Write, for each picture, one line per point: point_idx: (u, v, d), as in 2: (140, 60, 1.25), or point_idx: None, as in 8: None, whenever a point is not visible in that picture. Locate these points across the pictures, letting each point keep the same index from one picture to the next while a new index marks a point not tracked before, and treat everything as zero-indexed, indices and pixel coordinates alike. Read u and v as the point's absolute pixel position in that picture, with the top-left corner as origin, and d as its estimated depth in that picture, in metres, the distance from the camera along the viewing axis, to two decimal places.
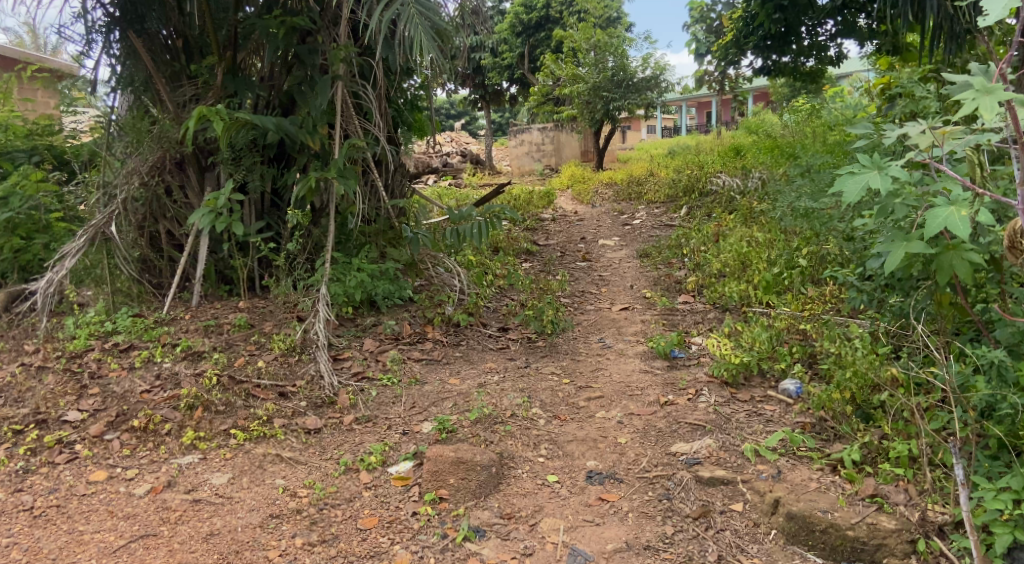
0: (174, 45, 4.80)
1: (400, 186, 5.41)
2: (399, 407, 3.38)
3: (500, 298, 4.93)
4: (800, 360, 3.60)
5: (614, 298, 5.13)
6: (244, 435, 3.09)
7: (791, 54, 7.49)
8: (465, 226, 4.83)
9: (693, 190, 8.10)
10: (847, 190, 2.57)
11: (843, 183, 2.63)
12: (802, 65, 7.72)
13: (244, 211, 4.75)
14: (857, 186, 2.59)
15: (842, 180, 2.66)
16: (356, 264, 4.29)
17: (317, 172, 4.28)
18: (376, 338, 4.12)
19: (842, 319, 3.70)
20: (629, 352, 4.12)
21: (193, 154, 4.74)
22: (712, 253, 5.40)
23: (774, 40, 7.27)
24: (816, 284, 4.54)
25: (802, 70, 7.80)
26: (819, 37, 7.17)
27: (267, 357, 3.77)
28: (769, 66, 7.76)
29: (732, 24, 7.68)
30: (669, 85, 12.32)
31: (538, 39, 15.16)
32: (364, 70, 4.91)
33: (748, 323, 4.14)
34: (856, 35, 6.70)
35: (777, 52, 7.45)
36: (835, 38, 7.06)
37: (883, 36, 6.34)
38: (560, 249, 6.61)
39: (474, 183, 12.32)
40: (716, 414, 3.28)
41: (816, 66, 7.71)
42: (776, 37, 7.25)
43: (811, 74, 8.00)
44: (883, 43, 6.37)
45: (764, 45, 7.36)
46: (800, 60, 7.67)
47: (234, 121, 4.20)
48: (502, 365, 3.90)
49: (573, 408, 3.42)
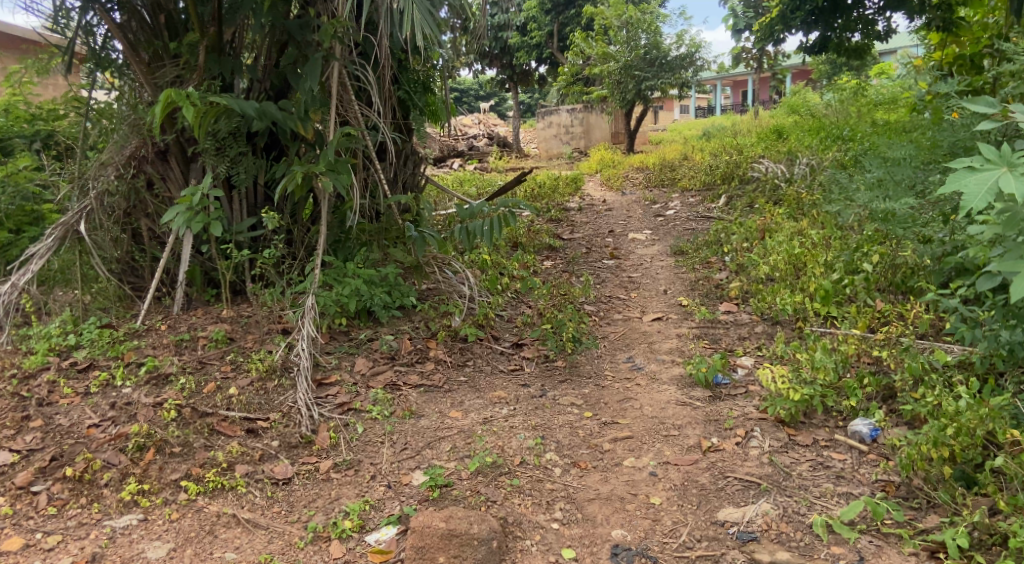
0: (155, 21, 4.18)
1: (409, 178, 4.86)
2: (388, 450, 2.84)
3: (517, 305, 4.37)
4: (873, 395, 3.01)
5: (645, 305, 4.53)
6: (197, 488, 2.59)
7: (837, 31, 6.72)
8: (477, 224, 4.21)
9: (732, 177, 7.40)
10: (970, 192, 2.20)
11: (964, 183, 2.26)
12: (848, 41, 6.91)
13: (233, 207, 4.21)
14: (983, 187, 2.22)
15: (962, 177, 2.30)
16: (350, 269, 3.75)
17: (304, 167, 3.73)
18: (371, 356, 3.57)
19: (925, 348, 3.11)
20: (663, 376, 3.51)
21: (176, 142, 4.17)
22: (759, 254, 4.74)
23: (822, 15, 6.54)
24: (885, 296, 3.91)
25: (847, 48, 6.99)
26: (866, 11, 6.42)
27: (240, 382, 3.22)
28: (813, 44, 7.00)
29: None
30: (705, 64, 11.57)
31: (568, 17, 14.40)
32: (366, 48, 4.35)
33: (806, 343, 3.51)
34: (904, 9, 5.82)
35: (822, 28, 6.69)
36: (883, 12, 6.29)
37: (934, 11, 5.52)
38: (586, 244, 6.00)
39: (500, 168, 11.76)
40: (774, 467, 2.69)
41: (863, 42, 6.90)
42: (822, 11, 6.52)
43: (857, 50, 7.06)
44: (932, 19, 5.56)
45: (809, 20, 6.63)
46: (846, 36, 6.83)
47: (210, 107, 3.67)
48: (514, 393, 3.33)
49: (596, 453, 2.85)
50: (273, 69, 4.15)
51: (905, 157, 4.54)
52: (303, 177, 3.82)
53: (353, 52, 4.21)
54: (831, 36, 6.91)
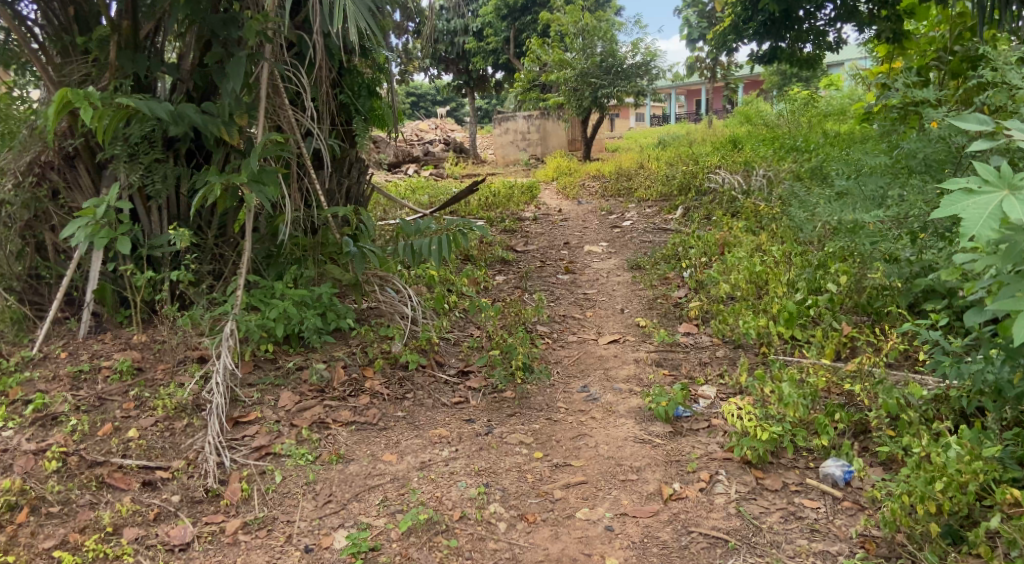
0: (64, 12, 3.67)
1: (351, 189, 4.48)
2: (309, 504, 2.52)
3: (464, 327, 4.04)
4: (845, 431, 2.77)
5: (601, 326, 4.24)
6: (72, 557, 2.27)
7: (789, 40, 6.53)
8: (421, 240, 3.83)
9: (689, 188, 7.17)
10: (970, 219, 1.97)
11: (962, 208, 2.03)
12: (799, 53, 6.74)
13: (151, 218, 3.73)
14: (984, 213, 1.99)
15: (960, 200, 2.06)
16: (276, 290, 3.36)
17: (224, 176, 3.33)
18: (298, 389, 3.20)
19: (901, 382, 2.88)
20: (619, 408, 3.21)
21: (85, 146, 3.65)
22: (719, 270, 4.49)
23: (773, 26, 6.36)
24: (849, 318, 3.68)
25: (798, 57, 6.82)
26: (818, 21, 6.21)
27: (143, 423, 2.87)
28: (766, 54, 6.81)
29: (730, 8, 6.78)
30: (660, 72, 11.37)
31: (525, 23, 14.10)
32: (301, 46, 3.95)
33: (771, 371, 3.26)
34: (853, 21, 5.69)
35: (774, 38, 6.51)
36: (835, 23, 6.12)
37: (884, 22, 5.56)
38: (540, 257, 5.70)
39: (455, 174, 11.44)
40: (742, 520, 2.43)
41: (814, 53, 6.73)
42: (775, 21, 6.30)
43: (810, 61, 6.95)
44: (882, 31, 5.61)
45: (763, 30, 6.44)
46: (799, 47, 6.66)
47: (117, 109, 3.24)
48: (457, 431, 2.99)
49: (546, 503, 2.54)
50: (196, 67, 3.71)
51: (872, 169, 4.31)
52: (225, 188, 3.42)
53: (285, 51, 3.81)
54: (783, 45, 6.72)
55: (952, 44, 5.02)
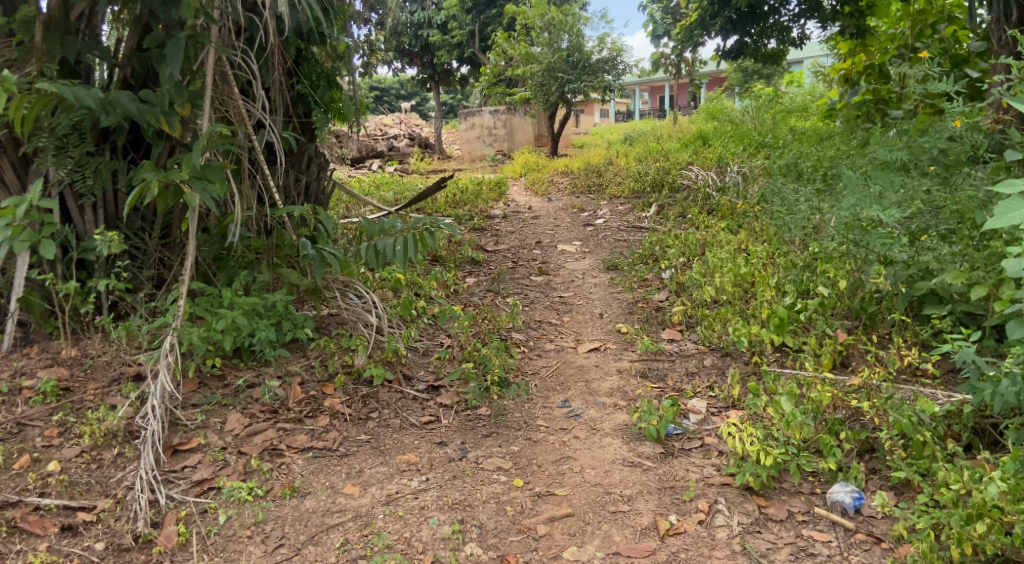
0: None
1: (309, 186, 4.12)
2: (259, 549, 2.23)
3: (433, 335, 3.72)
4: (854, 452, 2.53)
5: (579, 333, 3.96)
6: None
7: (753, 36, 6.29)
8: (386, 241, 3.45)
9: (662, 185, 6.91)
10: None
11: None
12: (764, 47, 6.51)
13: (84, 217, 3.35)
14: None
15: None
16: (223, 300, 3.00)
17: (163, 173, 2.95)
18: (247, 410, 2.86)
19: (912, 397, 2.64)
20: (604, 426, 2.93)
21: (9, 139, 3.25)
22: (702, 271, 4.23)
23: (739, 19, 6.09)
24: (844, 323, 3.46)
25: (763, 53, 6.59)
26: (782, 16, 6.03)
27: (67, 454, 2.52)
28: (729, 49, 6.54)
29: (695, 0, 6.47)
30: (626, 68, 11.15)
31: (490, 16, 13.76)
32: (252, 28, 3.57)
33: (766, 384, 3.01)
34: (817, 16, 5.42)
35: (739, 32, 6.25)
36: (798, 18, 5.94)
37: (847, 18, 5.32)
38: (511, 257, 5.41)
39: (420, 170, 11.10)
40: (748, 559, 2.20)
41: (778, 48, 6.50)
42: (742, 14, 6.04)
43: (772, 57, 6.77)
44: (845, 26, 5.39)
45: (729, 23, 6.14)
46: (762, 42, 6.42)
47: (38, 96, 2.84)
48: (426, 457, 2.69)
49: (529, 541, 2.29)
50: (134, 51, 3.32)
51: (861, 170, 4.09)
52: (164, 185, 3.04)
53: (233, 33, 3.43)
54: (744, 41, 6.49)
55: (912, 40, 5.07)
